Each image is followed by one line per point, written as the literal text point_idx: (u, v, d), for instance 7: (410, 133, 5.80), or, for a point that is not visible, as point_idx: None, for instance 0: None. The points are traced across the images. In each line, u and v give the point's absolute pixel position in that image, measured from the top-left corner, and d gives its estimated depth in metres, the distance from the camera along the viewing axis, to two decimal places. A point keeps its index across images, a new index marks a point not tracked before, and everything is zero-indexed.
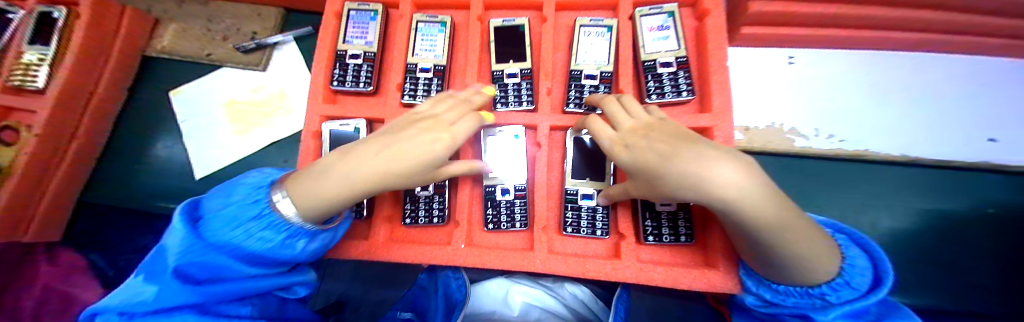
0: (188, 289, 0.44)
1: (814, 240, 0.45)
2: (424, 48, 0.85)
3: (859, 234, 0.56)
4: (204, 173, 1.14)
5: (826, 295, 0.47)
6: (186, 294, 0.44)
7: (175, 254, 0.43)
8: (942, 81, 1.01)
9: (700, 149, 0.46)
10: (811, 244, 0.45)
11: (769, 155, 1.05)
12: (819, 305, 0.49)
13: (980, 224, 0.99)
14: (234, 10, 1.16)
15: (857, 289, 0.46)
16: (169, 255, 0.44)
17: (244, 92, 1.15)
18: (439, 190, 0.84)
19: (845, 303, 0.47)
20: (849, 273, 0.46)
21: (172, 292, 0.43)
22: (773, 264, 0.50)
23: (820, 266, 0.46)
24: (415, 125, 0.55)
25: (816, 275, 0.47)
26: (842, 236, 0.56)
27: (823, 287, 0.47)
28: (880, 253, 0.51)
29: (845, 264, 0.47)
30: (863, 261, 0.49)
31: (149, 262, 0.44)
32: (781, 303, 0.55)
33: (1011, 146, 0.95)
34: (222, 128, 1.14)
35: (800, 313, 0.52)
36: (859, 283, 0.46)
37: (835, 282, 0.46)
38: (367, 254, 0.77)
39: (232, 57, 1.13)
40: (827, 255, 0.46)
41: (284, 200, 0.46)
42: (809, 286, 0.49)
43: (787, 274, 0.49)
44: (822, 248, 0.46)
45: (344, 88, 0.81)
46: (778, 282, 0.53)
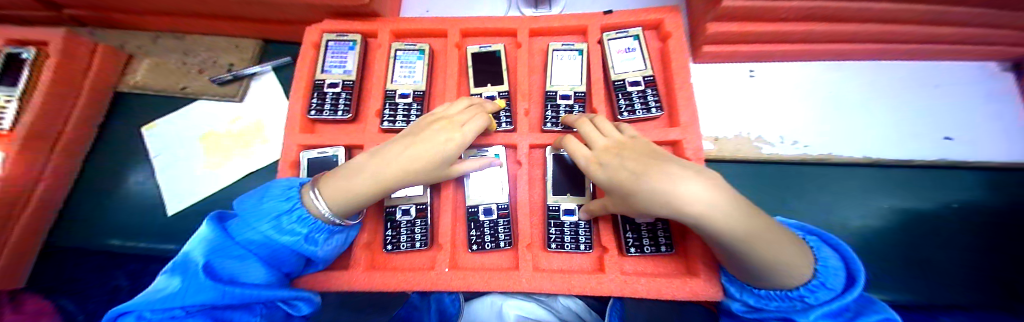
0: (213, 283, 0.46)
1: (786, 246, 0.47)
2: (403, 75, 0.84)
3: (828, 234, 0.57)
4: (176, 207, 1.09)
5: (806, 296, 0.49)
6: (206, 293, 0.45)
7: (205, 249, 0.50)
8: (906, 87, 0.98)
9: (669, 168, 0.50)
10: (782, 250, 0.47)
11: (738, 163, 1.01)
12: (801, 307, 0.50)
13: (948, 218, 0.94)
14: (212, 43, 1.17)
15: (833, 289, 0.48)
16: (198, 253, 0.49)
17: (221, 123, 1.12)
18: (421, 213, 0.79)
19: (825, 304, 0.47)
20: (822, 274, 0.48)
21: (200, 284, 0.45)
22: (750, 272, 0.51)
23: (795, 270, 0.48)
24: (431, 126, 0.62)
25: (789, 281, 0.49)
26: (814, 237, 0.57)
27: (800, 289, 0.49)
28: (849, 252, 0.52)
29: (818, 265, 0.49)
30: (835, 259, 0.51)
31: (180, 263, 0.48)
32: (765, 308, 0.55)
33: (971, 144, 0.91)
34: (196, 160, 1.10)
35: (784, 316, 0.52)
36: (834, 282, 0.48)
37: (811, 284, 0.48)
38: (344, 284, 0.71)
39: (208, 89, 1.12)
40: (800, 260, 0.48)
41: (320, 199, 0.57)
42: (788, 289, 0.50)
43: (764, 280, 0.51)
44: (794, 253, 0.48)
45: (322, 117, 0.79)
46: (760, 287, 0.54)
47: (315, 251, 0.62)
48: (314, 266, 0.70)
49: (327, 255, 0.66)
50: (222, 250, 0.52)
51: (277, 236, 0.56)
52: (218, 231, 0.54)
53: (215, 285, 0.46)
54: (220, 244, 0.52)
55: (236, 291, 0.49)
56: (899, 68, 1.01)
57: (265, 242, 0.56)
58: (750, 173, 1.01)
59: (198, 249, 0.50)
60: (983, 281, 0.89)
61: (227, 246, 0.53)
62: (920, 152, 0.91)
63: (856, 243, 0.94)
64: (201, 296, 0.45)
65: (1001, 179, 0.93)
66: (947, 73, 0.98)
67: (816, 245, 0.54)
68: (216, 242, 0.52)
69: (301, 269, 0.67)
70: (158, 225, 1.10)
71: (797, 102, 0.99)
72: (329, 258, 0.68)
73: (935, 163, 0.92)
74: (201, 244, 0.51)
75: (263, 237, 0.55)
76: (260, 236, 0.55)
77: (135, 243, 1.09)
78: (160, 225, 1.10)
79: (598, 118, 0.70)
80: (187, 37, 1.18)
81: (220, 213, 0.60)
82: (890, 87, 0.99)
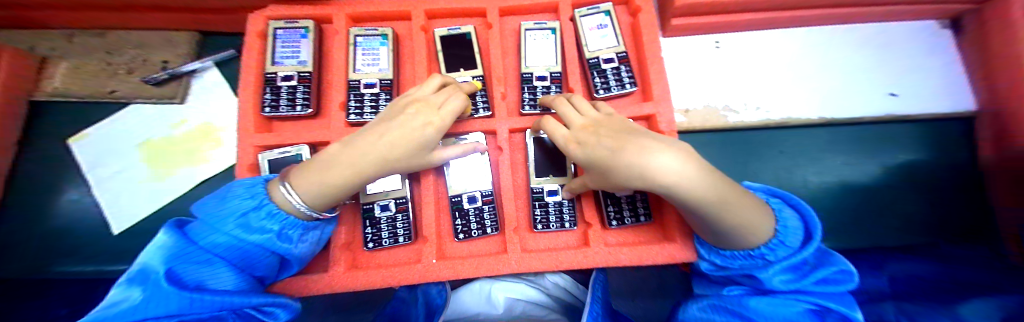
0: (178, 290, 0.41)
1: (751, 210, 0.50)
2: (367, 63, 0.78)
3: (791, 195, 0.59)
4: (124, 224, 0.97)
5: (766, 255, 0.52)
6: (172, 300, 0.40)
7: (166, 257, 0.45)
8: (854, 49, 1.05)
9: (643, 142, 0.50)
10: (746, 212, 0.50)
11: (709, 132, 1.05)
12: (761, 264, 0.53)
13: (890, 167, 1.04)
14: (138, 39, 1.03)
15: (791, 246, 0.51)
16: (156, 263, 0.44)
17: (163, 128, 1.00)
18: (402, 207, 0.75)
19: (782, 259, 0.51)
20: (782, 233, 0.51)
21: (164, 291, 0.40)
22: (719, 235, 0.54)
23: (759, 230, 0.51)
24: (406, 110, 0.56)
25: (754, 242, 0.52)
26: (776, 199, 0.60)
27: (761, 248, 0.52)
28: (807, 211, 0.55)
29: (778, 225, 0.52)
30: (794, 218, 0.54)
31: (137, 274, 0.43)
32: (730, 266, 0.59)
33: (909, 98, 1.01)
34: (139, 172, 0.99)
35: (746, 273, 0.56)
36: (792, 239, 0.51)
37: (771, 243, 0.52)
38: (327, 287, 0.68)
39: (141, 91, 0.99)
40: (763, 220, 0.51)
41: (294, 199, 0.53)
42: (751, 249, 0.54)
43: (731, 242, 0.54)
44: (758, 216, 0.51)
45: (278, 114, 0.72)
46: (725, 248, 0.58)
47: (290, 249, 0.58)
48: (288, 269, 0.65)
49: (303, 254, 0.62)
50: (185, 257, 0.46)
51: (245, 235, 0.51)
52: (177, 236, 0.48)
53: (181, 292, 0.41)
54: (181, 250, 0.47)
55: (208, 297, 0.43)
56: (850, 31, 1.07)
57: (233, 244, 0.51)
58: (719, 141, 1.06)
59: (157, 259, 0.45)
60: (916, 220, 1.01)
61: (189, 251, 0.48)
62: (869, 110, 1.00)
63: (812, 197, 1.03)
64: (167, 304, 0.40)
65: (936, 129, 1.04)
66: (890, 34, 1.07)
67: (778, 207, 0.56)
68: (177, 249, 0.46)
69: (275, 272, 0.62)
70: (105, 245, 0.97)
71: (761, 70, 1.04)
72: (305, 257, 0.65)
73: (882, 118, 1.01)
74: (159, 252, 0.46)
75: (229, 238, 0.50)
76: (226, 237, 0.50)
77: (79, 268, 0.96)
78: (108, 246, 0.97)
79: (574, 99, 0.69)
80: (107, 34, 1.03)
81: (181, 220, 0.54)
82: (841, 51, 1.05)
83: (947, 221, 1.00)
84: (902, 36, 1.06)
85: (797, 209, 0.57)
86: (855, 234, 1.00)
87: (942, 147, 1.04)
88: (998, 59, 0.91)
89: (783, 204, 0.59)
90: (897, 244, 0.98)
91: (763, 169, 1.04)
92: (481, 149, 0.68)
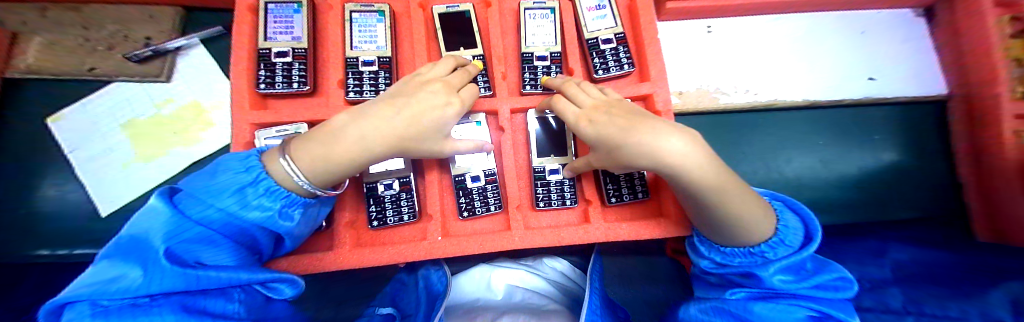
0: (180, 269, 0.40)
1: (751, 206, 0.52)
2: (364, 40, 0.77)
3: (791, 200, 0.62)
4: (112, 207, 0.94)
5: (766, 252, 0.54)
6: (175, 279, 0.39)
7: (162, 233, 0.42)
8: (839, 34, 1.09)
9: (654, 124, 0.52)
10: (744, 204, 0.52)
11: (701, 114, 1.08)
12: (760, 262, 0.54)
13: (870, 147, 1.10)
14: (116, 14, 0.97)
15: (790, 245, 0.53)
16: (154, 238, 0.41)
17: (147, 108, 0.96)
18: (406, 186, 0.76)
19: (781, 258, 0.53)
20: (782, 232, 0.54)
21: (163, 272, 0.38)
22: (716, 228, 0.56)
23: (756, 225, 0.53)
24: (426, 87, 0.59)
25: (750, 237, 0.54)
26: (778, 203, 0.62)
27: (761, 245, 0.54)
28: (808, 216, 0.57)
29: (779, 225, 0.55)
30: (794, 221, 0.56)
31: (132, 246, 0.40)
32: (728, 265, 0.58)
33: (886, 82, 1.06)
34: (124, 154, 0.94)
35: (744, 271, 0.56)
36: (791, 240, 0.53)
37: (772, 241, 0.54)
38: (332, 265, 0.68)
39: (123, 69, 0.94)
40: (760, 214, 0.53)
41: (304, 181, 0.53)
42: (751, 246, 0.55)
43: (725, 234, 0.56)
44: (758, 212, 0.53)
45: (274, 91, 0.70)
46: (725, 244, 0.59)
47: (287, 227, 0.58)
48: (284, 245, 0.65)
49: (300, 233, 0.63)
50: (180, 233, 0.44)
51: (243, 212, 0.50)
52: (169, 210, 0.44)
53: (183, 271, 0.40)
54: (177, 227, 0.44)
55: (211, 274, 0.43)
56: (834, 17, 1.11)
57: (228, 221, 0.50)
58: (709, 123, 1.09)
59: (156, 233, 0.42)
60: (890, 196, 1.08)
61: (184, 227, 0.45)
62: (849, 93, 1.05)
63: (796, 176, 1.09)
64: (171, 282, 0.39)
65: (911, 112, 1.11)
66: (872, 20, 1.11)
67: (780, 211, 0.59)
68: (172, 224, 0.43)
69: (271, 249, 0.63)
70: (92, 229, 0.93)
71: (752, 53, 1.07)
72: (301, 235, 0.64)
73: (862, 100, 1.06)
74: (154, 227, 0.42)
75: (225, 214, 0.49)
76: (220, 213, 0.48)
77: (67, 251, 0.92)
78: (97, 230, 0.93)
79: (584, 83, 0.70)
80: (82, 7, 0.97)
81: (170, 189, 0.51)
82: (826, 37, 1.09)
83: (920, 200, 1.07)
84: (883, 22, 1.11)
85: (800, 215, 0.59)
86: (835, 210, 1.06)
87: (913, 129, 1.10)
88: (968, 43, 0.96)
89: (785, 207, 0.61)
90: (871, 218, 1.06)
91: (751, 150, 1.09)
92: (488, 148, 0.70)
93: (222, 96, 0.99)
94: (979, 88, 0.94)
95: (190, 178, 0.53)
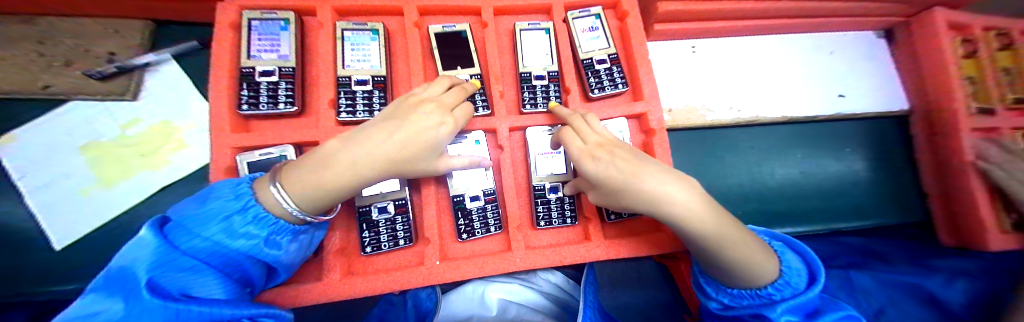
0: (162, 302, 0.40)
1: (751, 250, 0.55)
2: (356, 59, 0.74)
3: (792, 240, 0.64)
4: (65, 240, 0.84)
5: (773, 294, 0.55)
6: (154, 314, 0.39)
7: (145, 265, 0.43)
8: (810, 55, 1.17)
9: (654, 172, 0.56)
10: (748, 248, 0.54)
11: (689, 130, 1.12)
12: (768, 303, 0.55)
13: (843, 159, 1.17)
14: (78, 28, 0.90)
15: (796, 287, 0.54)
16: (138, 271, 0.42)
17: (111, 128, 0.89)
18: (401, 209, 0.73)
19: (788, 298, 0.54)
20: (787, 274, 0.55)
21: (145, 307, 0.39)
22: (722, 271, 0.58)
23: (760, 267, 0.54)
24: (419, 107, 0.57)
25: (756, 277, 0.55)
26: (781, 243, 0.64)
27: (768, 287, 0.55)
28: (810, 256, 0.59)
29: (784, 267, 0.56)
30: (797, 262, 0.57)
31: (120, 278, 0.42)
32: (737, 306, 0.60)
33: (854, 99, 1.14)
34: (82, 178, 0.86)
35: (754, 312, 0.57)
36: (797, 281, 0.55)
37: (778, 283, 0.55)
38: (324, 295, 0.64)
39: (82, 86, 0.86)
40: (764, 257, 0.55)
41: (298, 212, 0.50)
42: (757, 288, 0.56)
43: (729, 275, 0.57)
44: (760, 257, 0.55)
45: (258, 112, 0.66)
46: (732, 286, 0.59)
47: (278, 256, 0.55)
48: (277, 275, 0.62)
49: (291, 261, 0.59)
50: (168, 263, 0.45)
51: (229, 240, 0.48)
52: (156, 241, 0.45)
53: (164, 304, 0.40)
54: (162, 257, 0.44)
55: (194, 307, 0.42)
56: (805, 39, 1.19)
57: (216, 250, 0.49)
58: (698, 138, 1.13)
59: (140, 264, 0.43)
60: (863, 206, 1.14)
61: (171, 257, 0.46)
62: (823, 109, 1.12)
63: (779, 188, 1.13)
64: (150, 317, 0.39)
65: (875, 126, 1.20)
66: (839, 42, 1.20)
67: (782, 251, 0.60)
68: (157, 254, 0.44)
69: (263, 280, 0.60)
70: (37, 265, 0.82)
71: (735, 72, 1.12)
72: (294, 264, 0.61)
73: (834, 116, 1.13)
74: (138, 258, 0.44)
75: (211, 243, 0.48)
76: (207, 243, 0.48)
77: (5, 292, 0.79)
78: (44, 265, 0.82)
79: (590, 116, 0.71)
80: (39, 20, 0.89)
81: (162, 218, 0.51)
82: (800, 57, 1.17)
83: (887, 208, 1.14)
84: (848, 44, 1.20)
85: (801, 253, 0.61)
86: (816, 221, 1.11)
87: (878, 141, 1.19)
88: (926, 63, 1.06)
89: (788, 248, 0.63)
90: (847, 227, 1.11)
91: (738, 163, 1.13)
92: (485, 163, 0.69)
93: (197, 115, 0.93)
94: (939, 103, 1.02)
95: (181, 205, 0.52)
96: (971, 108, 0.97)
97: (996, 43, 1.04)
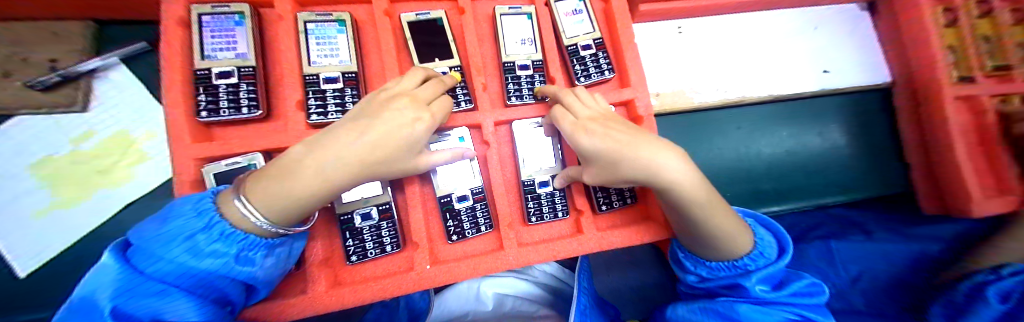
0: None
1: (733, 223, 0.56)
2: (324, 54, 0.69)
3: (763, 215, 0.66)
4: (27, 265, 0.78)
5: (748, 264, 0.56)
6: None
7: (106, 294, 0.40)
8: (794, 30, 1.16)
9: (650, 142, 0.55)
10: (729, 220, 0.56)
11: (678, 114, 1.10)
12: (742, 273, 0.56)
13: (828, 135, 1.18)
14: (12, 35, 0.82)
15: (768, 257, 0.56)
16: (100, 300, 0.39)
17: (63, 143, 0.82)
18: (386, 214, 0.70)
19: (762, 268, 0.55)
20: (760, 245, 0.56)
21: None
22: (703, 245, 0.59)
23: (737, 240, 0.56)
24: (392, 102, 0.53)
25: (736, 250, 0.57)
26: (752, 218, 0.65)
27: (744, 258, 0.56)
28: (779, 229, 0.61)
29: (757, 239, 0.57)
30: (768, 235, 0.59)
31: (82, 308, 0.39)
32: (713, 278, 0.60)
33: (838, 74, 1.14)
34: (39, 198, 0.81)
35: (729, 284, 0.57)
36: (769, 252, 0.56)
37: (753, 254, 0.56)
38: (310, 310, 0.62)
39: (24, 97, 0.79)
40: (744, 232, 0.57)
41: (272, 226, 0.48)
42: (733, 259, 0.57)
43: (704, 247, 0.59)
44: (741, 231, 0.57)
45: (220, 118, 0.62)
46: (710, 259, 0.60)
47: (252, 272, 0.52)
48: (258, 292, 0.59)
49: (269, 276, 0.56)
50: (132, 289, 0.41)
51: (195, 261, 0.44)
52: (119, 266, 0.42)
53: None
54: (127, 283, 0.41)
55: None
56: (789, 13, 1.18)
57: (184, 272, 0.45)
58: (687, 121, 1.12)
59: (103, 292, 0.40)
60: (846, 180, 1.16)
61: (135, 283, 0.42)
62: (807, 85, 1.12)
63: (768, 166, 1.14)
64: None
65: (859, 100, 1.20)
66: (823, 16, 1.19)
67: (754, 225, 0.61)
68: (119, 281, 0.41)
69: (244, 298, 0.57)
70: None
71: (721, 52, 1.10)
72: (273, 279, 0.58)
73: (819, 91, 1.13)
74: (100, 286, 0.41)
75: (176, 266, 0.44)
76: (172, 265, 0.44)
77: None
78: (8, 293, 0.78)
79: (579, 91, 0.69)
80: None
81: (123, 241, 0.48)
82: (786, 33, 1.16)
83: (868, 181, 1.17)
84: (832, 17, 1.19)
85: (771, 228, 0.63)
86: (802, 196, 1.13)
87: (862, 115, 1.20)
88: (908, 34, 1.05)
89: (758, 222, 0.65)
90: (833, 201, 1.13)
91: (726, 144, 1.12)
92: (468, 155, 0.66)
93: (156, 123, 0.86)
94: (921, 74, 1.02)
95: (142, 226, 0.48)
96: (951, 77, 0.97)
97: (976, 11, 1.05)
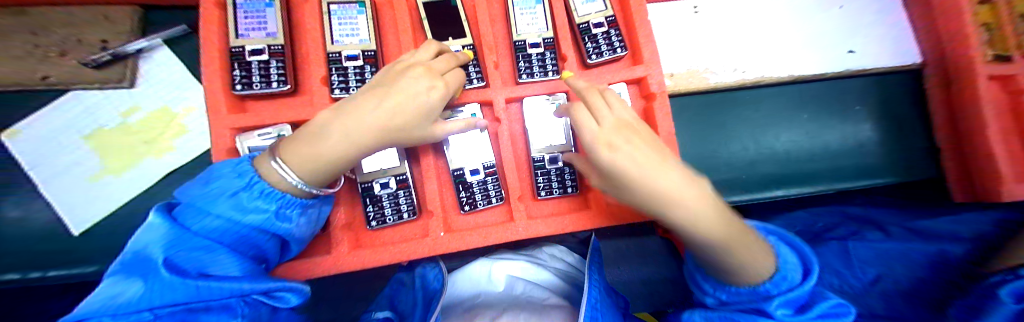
0: (182, 280, 0.42)
1: (744, 251, 0.50)
2: (345, 33, 0.73)
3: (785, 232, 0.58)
4: (81, 223, 0.87)
5: (769, 289, 0.49)
6: (179, 290, 0.41)
7: (158, 247, 0.43)
8: (817, 9, 1.12)
9: (652, 159, 0.50)
10: (738, 249, 0.49)
11: (692, 95, 1.09)
12: (762, 298, 0.49)
13: (853, 117, 1.14)
14: (67, 18, 0.89)
15: (792, 280, 0.48)
16: (153, 253, 0.43)
17: (112, 116, 0.91)
18: (403, 184, 0.73)
19: (786, 292, 0.48)
20: (782, 268, 0.49)
21: (165, 285, 0.40)
22: (706, 264, 0.55)
23: (746, 267, 0.50)
24: (408, 72, 0.56)
25: (744, 278, 0.51)
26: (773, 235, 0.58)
27: (763, 283, 0.49)
28: (803, 248, 0.54)
29: (778, 261, 0.50)
30: (791, 255, 0.52)
31: (137, 260, 0.42)
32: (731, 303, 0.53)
33: (864, 54, 1.09)
34: (92, 165, 0.89)
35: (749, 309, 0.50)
36: (793, 275, 0.49)
37: (769, 285, 0.49)
38: (334, 269, 0.67)
39: (78, 74, 0.87)
40: (757, 262, 0.50)
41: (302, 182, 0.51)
42: (748, 286, 0.51)
43: (706, 263, 0.55)
44: (752, 261, 0.50)
45: (252, 92, 0.66)
46: (718, 279, 0.55)
47: (288, 229, 0.57)
48: (291, 248, 0.64)
49: (302, 235, 0.61)
50: (182, 243, 0.45)
51: (240, 217, 0.49)
52: (167, 224, 0.45)
53: (185, 281, 0.42)
54: (175, 238, 0.45)
55: (215, 284, 0.44)
56: None
57: (228, 228, 0.50)
58: (701, 103, 1.10)
59: (154, 246, 0.44)
60: (870, 164, 1.12)
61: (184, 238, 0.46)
62: (831, 65, 1.08)
63: (785, 150, 1.11)
64: (175, 294, 0.41)
65: (887, 82, 1.15)
66: None
67: (775, 244, 0.54)
68: (169, 236, 0.44)
69: (277, 255, 0.62)
70: (56, 247, 0.86)
71: (738, 31, 1.08)
72: (305, 238, 0.63)
73: (844, 72, 1.09)
74: (152, 241, 0.44)
75: (223, 221, 0.49)
76: (219, 221, 0.49)
77: (32, 274, 0.84)
78: (64, 247, 0.86)
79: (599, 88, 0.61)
80: (28, 10, 0.88)
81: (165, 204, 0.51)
82: (809, 11, 1.12)
83: (895, 166, 1.11)
84: None
85: (795, 246, 0.55)
86: (822, 180, 1.09)
87: (890, 97, 1.15)
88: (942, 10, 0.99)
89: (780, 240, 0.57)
90: (854, 185, 1.10)
91: (742, 127, 1.10)
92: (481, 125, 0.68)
93: (193, 100, 0.93)
94: (954, 52, 0.97)
95: (185, 188, 0.53)
96: (986, 56, 0.91)
97: None
